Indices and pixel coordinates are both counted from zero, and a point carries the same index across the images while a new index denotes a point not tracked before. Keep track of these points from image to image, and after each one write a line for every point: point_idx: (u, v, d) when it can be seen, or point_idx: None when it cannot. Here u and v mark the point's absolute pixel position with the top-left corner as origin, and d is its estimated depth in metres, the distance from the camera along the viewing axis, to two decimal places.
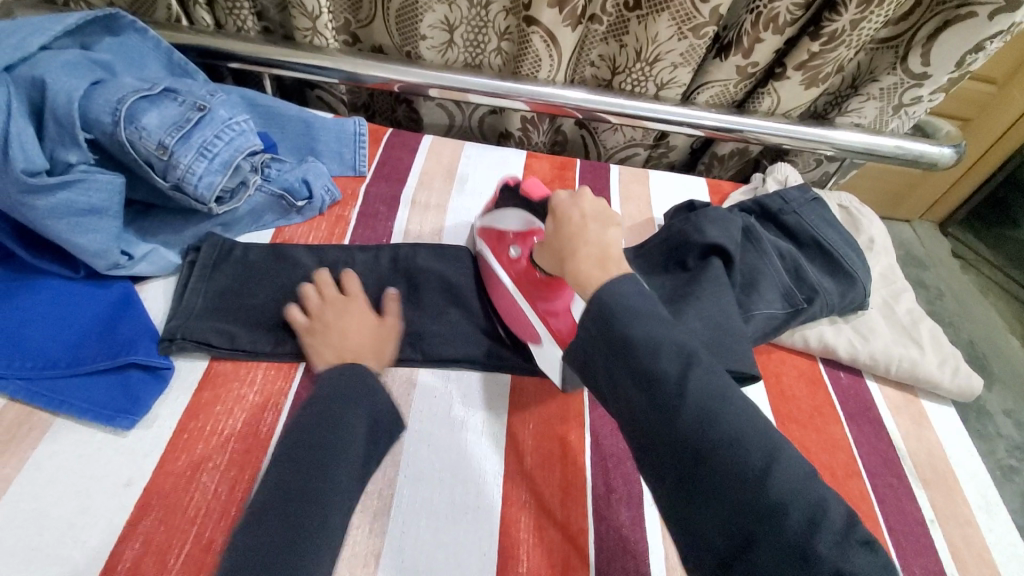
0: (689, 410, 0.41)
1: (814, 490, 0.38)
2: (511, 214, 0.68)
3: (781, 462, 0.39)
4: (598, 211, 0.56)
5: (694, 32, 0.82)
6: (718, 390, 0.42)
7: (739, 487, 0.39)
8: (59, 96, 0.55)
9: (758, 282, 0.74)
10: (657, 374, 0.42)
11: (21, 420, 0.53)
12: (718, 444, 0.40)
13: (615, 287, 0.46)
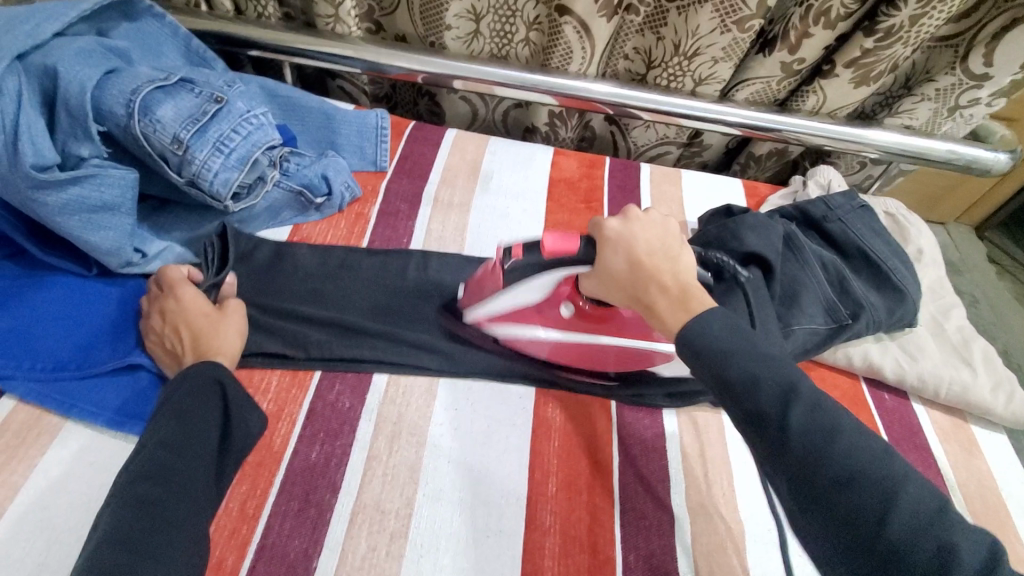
0: (799, 442, 0.37)
1: (948, 526, 0.34)
2: (532, 287, 0.54)
3: (909, 499, 0.35)
4: (658, 236, 0.48)
5: (739, 25, 0.77)
6: (801, 405, 0.38)
7: (845, 505, 0.35)
8: (72, 86, 0.52)
9: (799, 295, 0.70)
10: (756, 403, 0.39)
11: (29, 425, 0.51)
12: (836, 480, 0.36)
13: (702, 325, 0.42)
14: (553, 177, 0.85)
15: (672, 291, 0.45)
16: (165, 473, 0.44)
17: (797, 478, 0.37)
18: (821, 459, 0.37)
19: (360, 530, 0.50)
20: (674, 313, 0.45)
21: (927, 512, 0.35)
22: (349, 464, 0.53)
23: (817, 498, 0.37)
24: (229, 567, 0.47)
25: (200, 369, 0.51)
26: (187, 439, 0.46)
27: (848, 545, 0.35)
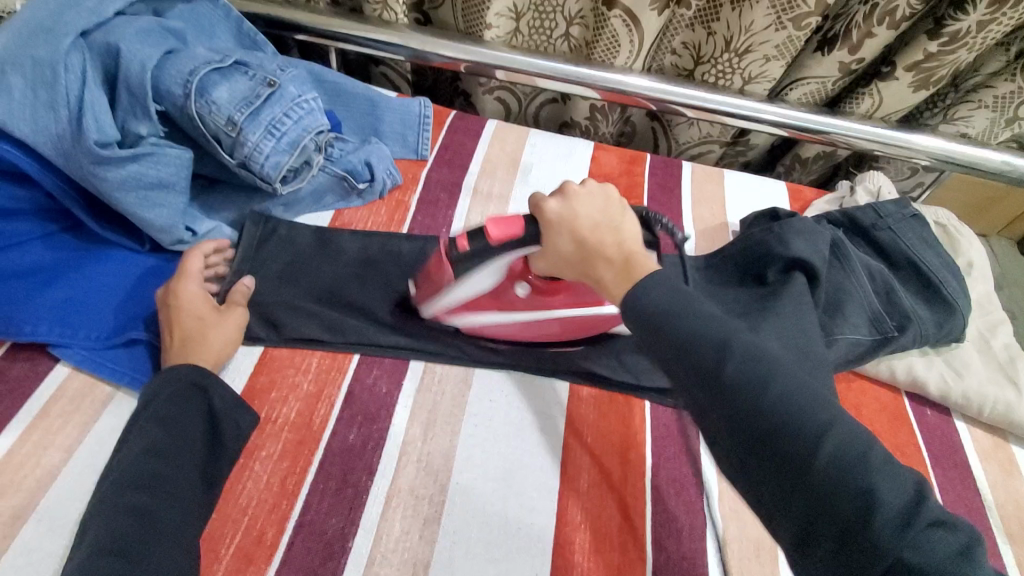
0: (735, 387, 0.38)
1: (874, 472, 0.34)
2: (480, 275, 0.54)
3: (837, 443, 0.35)
4: (600, 209, 0.48)
5: (795, 22, 0.75)
6: (735, 360, 0.38)
7: (781, 440, 0.36)
8: (133, 65, 0.54)
9: (843, 304, 0.69)
10: (691, 356, 0.39)
11: (84, 391, 0.53)
12: (767, 427, 0.36)
13: (642, 291, 0.42)
14: (593, 172, 0.84)
15: (616, 263, 0.45)
16: (156, 481, 0.44)
17: (730, 427, 0.37)
18: (758, 402, 0.37)
19: (395, 512, 0.50)
20: (620, 284, 0.45)
21: (863, 454, 0.35)
22: (386, 446, 0.54)
23: (751, 444, 0.37)
24: (269, 540, 0.48)
25: (183, 371, 0.51)
26: (175, 442, 0.47)
27: (780, 490, 0.36)
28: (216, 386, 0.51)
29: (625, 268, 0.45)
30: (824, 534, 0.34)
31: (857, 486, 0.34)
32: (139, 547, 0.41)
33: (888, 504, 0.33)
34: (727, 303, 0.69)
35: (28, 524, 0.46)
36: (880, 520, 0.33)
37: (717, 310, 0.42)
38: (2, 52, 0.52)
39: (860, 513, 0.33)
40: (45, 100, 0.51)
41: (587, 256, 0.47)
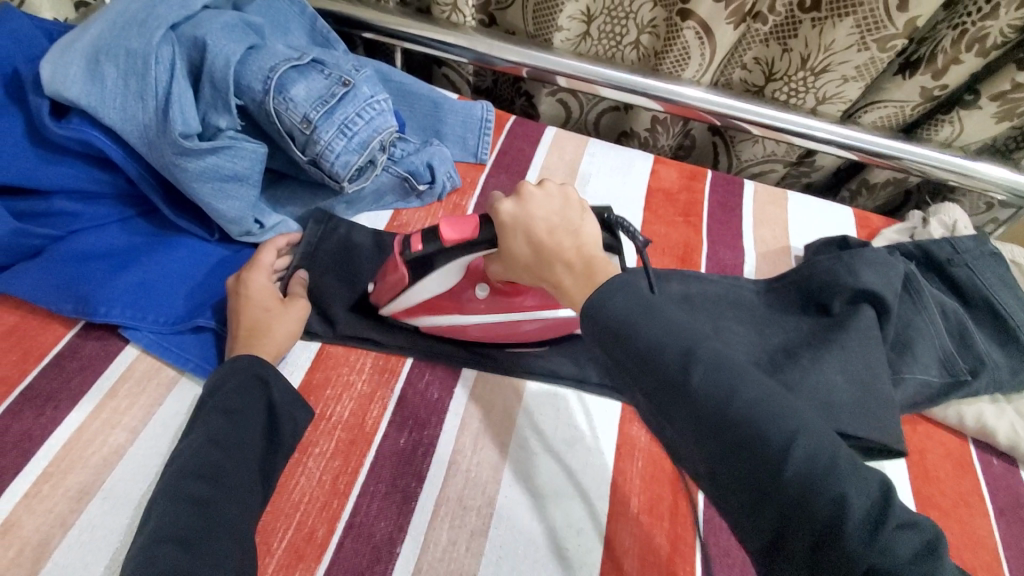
0: (698, 394, 0.36)
1: (843, 478, 0.33)
2: (440, 276, 0.55)
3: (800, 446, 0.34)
4: (556, 212, 0.46)
5: (879, 44, 0.72)
6: (699, 368, 0.36)
7: (749, 448, 0.35)
8: (217, 60, 0.55)
9: (913, 342, 0.66)
10: (656, 366, 0.37)
11: (151, 373, 0.55)
12: (735, 436, 0.35)
13: (603, 297, 0.40)
14: (652, 187, 0.82)
15: (577, 268, 0.44)
16: (217, 473, 0.44)
17: (698, 435, 0.36)
18: (724, 411, 0.35)
19: (442, 521, 0.50)
20: (580, 289, 0.43)
21: (826, 462, 0.34)
22: (435, 453, 0.54)
23: (723, 454, 0.35)
24: (320, 537, 0.48)
25: (248, 363, 0.51)
26: (236, 435, 0.47)
27: (747, 499, 0.35)
28: (275, 379, 0.52)
29: (587, 271, 0.43)
30: (796, 542, 0.33)
31: (824, 495, 0.33)
32: (196, 536, 0.41)
33: (857, 511, 0.32)
34: (787, 331, 0.66)
35: (94, 501, 0.47)
36: (852, 528, 0.32)
37: (680, 317, 0.40)
38: (97, 41, 0.54)
39: (833, 522, 0.32)
40: (135, 91, 0.53)
41: (544, 257, 0.45)
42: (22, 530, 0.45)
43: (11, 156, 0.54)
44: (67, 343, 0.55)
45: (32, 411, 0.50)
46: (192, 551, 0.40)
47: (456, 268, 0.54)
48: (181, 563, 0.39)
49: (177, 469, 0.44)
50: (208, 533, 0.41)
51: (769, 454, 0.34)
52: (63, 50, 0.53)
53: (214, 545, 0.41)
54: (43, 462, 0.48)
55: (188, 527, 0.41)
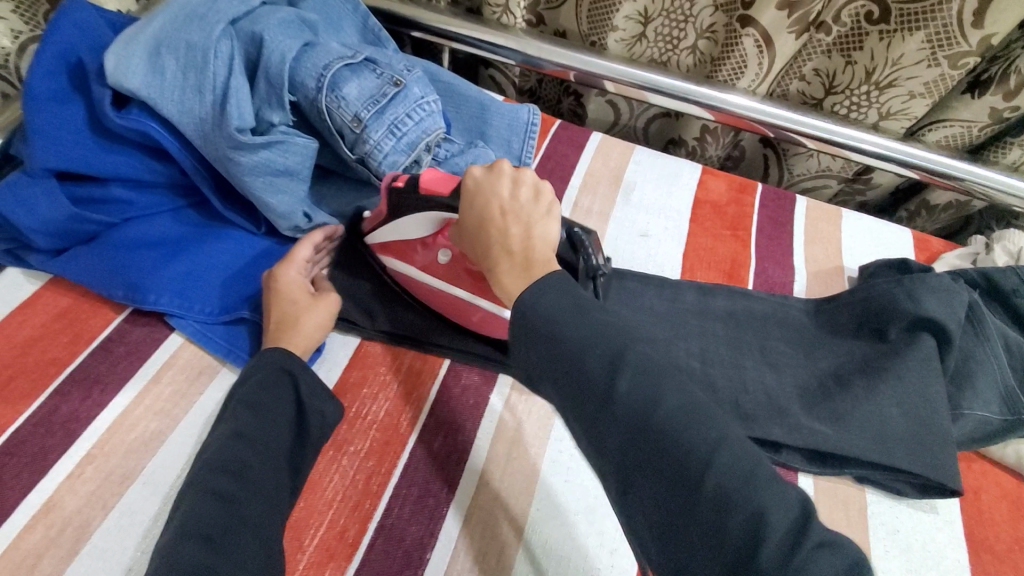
0: (620, 398, 0.34)
1: (759, 491, 0.31)
2: (411, 223, 0.55)
3: (707, 456, 0.32)
4: (518, 194, 0.45)
5: (951, 60, 0.69)
6: (626, 373, 0.35)
7: (668, 458, 0.32)
8: (274, 56, 0.55)
9: (974, 375, 0.62)
10: (581, 371, 0.36)
11: (194, 362, 0.55)
12: (654, 443, 0.33)
13: (537, 291, 0.39)
14: (699, 198, 0.80)
15: (516, 256, 0.42)
16: (244, 469, 0.43)
17: (620, 444, 0.34)
18: (645, 418, 0.33)
19: (473, 531, 0.49)
20: (517, 280, 0.41)
21: (745, 473, 0.32)
22: (468, 460, 0.53)
23: (640, 468, 0.33)
24: (350, 538, 0.48)
25: (275, 356, 0.51)
26: (264, 429, 0.46)
27: (663, 514, 0.32)
28: (302, 372, 0.51)
29: (524, 257, 0.42)
30: (703, 569, 0.30)
31: (743, 510, 0.30)
32: None
33: (775, 528, 0.29)
34: (837, 356, 0.62)
35: (133, 486, 0.48)
36: (767, 549, 0.29)
37: (610, 318, 0.39)
38: (160, 34, 0.55)
39: (748, 542, 0.29)
40: (194, 84, 0.54)
41: (486, 239, 0.44)
42: (63, 511, 0.46)
43: (73, 143, 0.55)
44: (115, 328, 0.56)
45: (79, 393, 0.51)
46: (219, 547, 0.38)
47: (426, 222, 0.54)
48: (206, 559, 0.37)
49: (206, 465, 0.42)
50: (233, 529, 0.39)
51: (688, 465, 0.32)
52: (127, 42, 0.55)
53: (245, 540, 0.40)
54: (87, 445, 0.49)
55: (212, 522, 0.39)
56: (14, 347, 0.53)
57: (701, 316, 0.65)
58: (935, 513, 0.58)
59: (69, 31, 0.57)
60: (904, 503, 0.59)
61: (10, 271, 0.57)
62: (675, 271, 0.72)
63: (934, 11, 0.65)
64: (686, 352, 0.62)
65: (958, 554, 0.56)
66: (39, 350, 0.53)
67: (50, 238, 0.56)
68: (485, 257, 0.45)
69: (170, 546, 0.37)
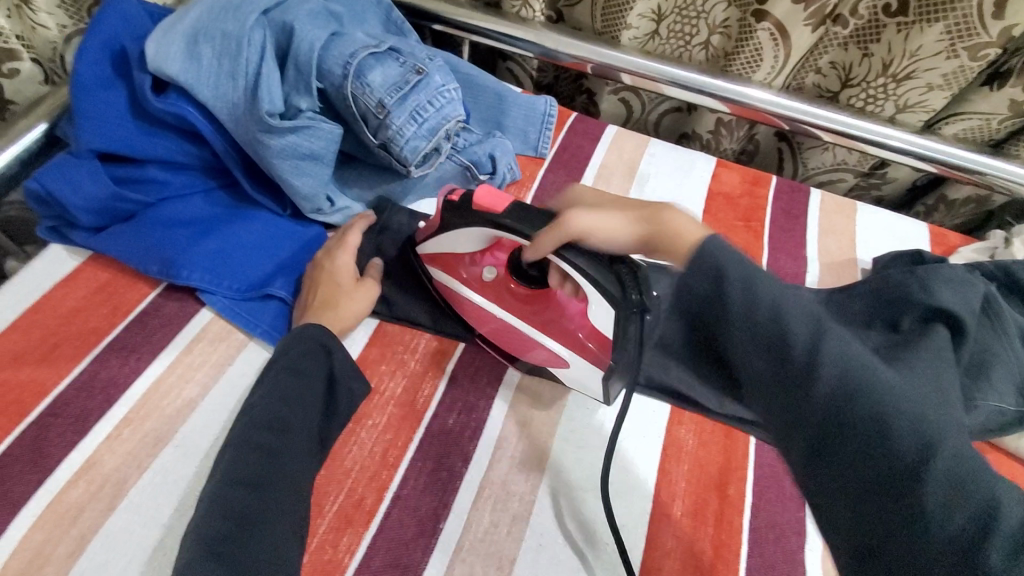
0: (827, 368, 0.35)
1: (973, 482, 0.32)
2: (465, 236, 0.55)
3: (887, 413, 0.34)
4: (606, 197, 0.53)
5: (970, 51, 0.69)
6: (832, 339, 0.35)
7: (872, 434, 0.34)
8: (303, 44, 0.58)
9: (989, 367, 0.61)
10: (782, 335, 0.36)
11: (222, 335, 0.58)
12: (860, 420, 0.34)
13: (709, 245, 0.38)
14: (712, 190, 0.81)
15: (647, 208, 0.46)
16: (285, 429, 0.47)
17: (821, 419, 0.35)
18: (851, 396, 0.34)
19: (486, 504, 0.51)
20: (648, 223, 0.44)
21: (965, 476, 0.32)
22: (482, 436, 0.55)
23: (838, 445, 0.34)
24: (367, 506, 0.50)
25: (312, 332, 0.53)
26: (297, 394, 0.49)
27: (862, 492, 0.34)
28: (337, 349, 0.53)
29: (650, 240, 0.44)
30: (898, 544, 0.32)
31: (954, 503, 0.32)
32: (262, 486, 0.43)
33: (1005, 526, 0.31)
34: (851, 343, 0.61)
35: (166, 448, 0.50)
36: (992, 546, 0.30)
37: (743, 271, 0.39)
38: (197, 23, 0.58)
39: (968, 541, 0.31)
40: (228, 71, 0.57)
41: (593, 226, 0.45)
42: (103, 468, 0.49)
43: (115, 126, 0.59)
44: (150, 303, 0.59)
45: (116, 360, 0.54)
46: (259, 493, 0.43)
47: (479, 237, 0.54)
48: (245, 504, 0.42)
49: (252, 423, 0.46)
50: (273, 479, 0.44)
51: (899, 450, 0.33)
52: (166, 30, 0.58)
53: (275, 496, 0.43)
54: (124, 410, 0.52)
55: (255, 472, 0.43)
56: (57, 318, 0.56)
57: None
58: None
59: (112, 21, 0.60)
60: None
61: (53, 246, 0.61)
62: None
63: (954, 3, 0.66)
64: None
65: None
66: (80, 321, 0.56)
67: (91, 216, 0.59)
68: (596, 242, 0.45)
69: (216, 491, 0.42)
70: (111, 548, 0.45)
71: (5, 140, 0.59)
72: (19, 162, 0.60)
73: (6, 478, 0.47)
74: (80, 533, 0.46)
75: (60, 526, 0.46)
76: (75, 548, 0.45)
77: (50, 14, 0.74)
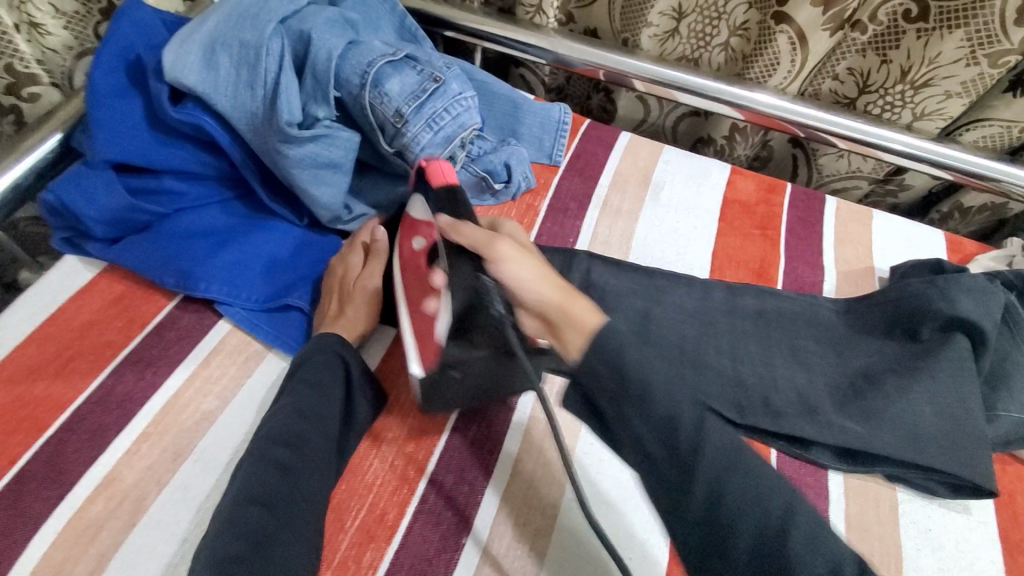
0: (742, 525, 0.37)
1: None
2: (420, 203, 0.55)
3: (750, 511, 0.37)
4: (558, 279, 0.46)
5: (991, 58, 0.68)
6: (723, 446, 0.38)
7: None
8: (320, 53, 0.58)
9: (1010, 376, 0.62)
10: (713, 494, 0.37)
11: (240, 347, 0.58)
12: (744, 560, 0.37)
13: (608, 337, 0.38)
14: (728, 198, 0.80)
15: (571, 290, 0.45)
16: (301, 442, 0.46)
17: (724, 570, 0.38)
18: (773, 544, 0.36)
19: (509, 519, 0.51)
20: (557, 296, 0.44)
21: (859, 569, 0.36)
22: (502, 450, 0.55)
23: None
24: (390, 521, 0.49)
25: (331, 342, 0.53)
26: (317, 405, 0.49)
27: None
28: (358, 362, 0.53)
29: (554, 330, 0.43)
30: None
31: None
32: (284, 504, 0.42)
33: None
34: (870, 354, 0.63)
35: (186, 463, 0.50)
36: None
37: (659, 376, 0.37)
38: (214, 32, 0.57)
39: None
40: (247, 81, 0.57)
41: (482, 238, 0.46)
42: (122, 484, 0.48)
43: (131, 136, 0.58)
44: (167, 314, 0.58)
45: (134, 374, 0.54)
46: (275, 513, 0.42)
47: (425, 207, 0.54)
48: (263, 523, 0.41)
49: (267, 438, 0.45)
50: (291, 499, 0.43)
51: None
52: (183, 40, 0.57)
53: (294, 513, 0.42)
54: (143, 423, 0.51)
55: (268, 489, 0.43)
56: (72, 331, 0.56)
57: (729, 314, 0.66)
58: (968, 514, 0.57)
59: (127, 31, 0.59)
60: (935, 503, 0.58)
61: (67, 258, 0.60)
62: (704, 269, 0.73)
63: (976, 9, 0.65)
64: (717, 350, 0.62)
65: (993, 556, 0.55)
66: (96, 334, 0.56)
67: (105, 227, 0.59)
68: (472, 261, 0.46)
69: (231, 513, 0.41)
70: (130, 566, 0.45)
71: (19, 152, 0.59)
72: (32, 173, 0.59)
73: (23, 495, 0.47)
74: (100, 551, 0.45)
75: (80, 543, 0.45)
76: (96, 566, 0.44)
77: (59, 35, 0.72)
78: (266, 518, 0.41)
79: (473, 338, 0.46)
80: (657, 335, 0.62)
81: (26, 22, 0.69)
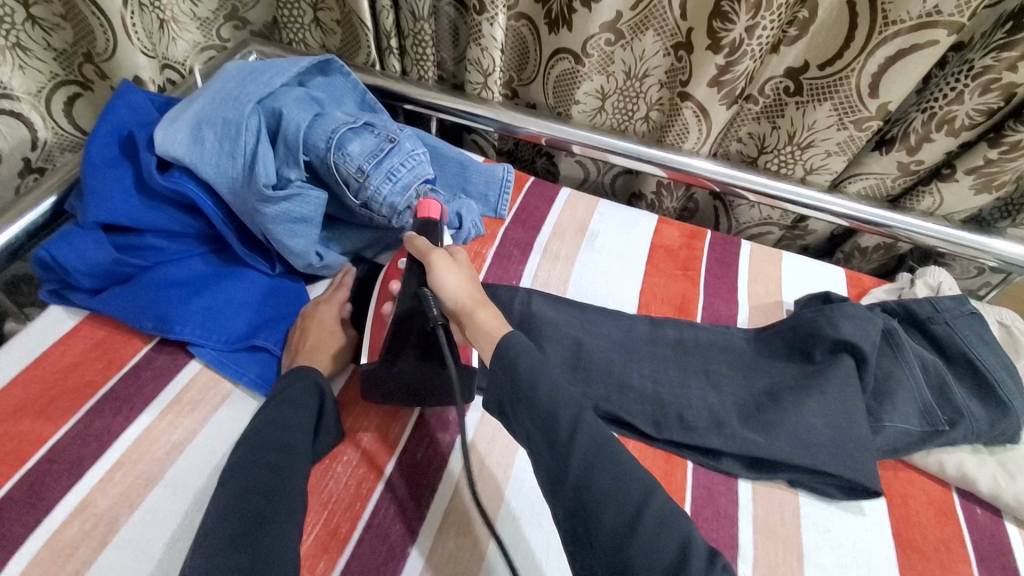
0: None
1: None
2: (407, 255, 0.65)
3: None
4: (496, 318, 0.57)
5: (856, 124, 0.82)
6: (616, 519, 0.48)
7: None
8: (291, 126, 0.68)
9: (893, 390, 0.71)
10: None
11: (210, 384, 0.64)
12: None
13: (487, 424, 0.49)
14: (655, 243, 0.91)
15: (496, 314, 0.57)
16: (290, 450, 0.53)
17: None
18: None
19: (448, 532, 0.57)
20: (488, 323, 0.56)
21: None
22: (445, 470, 0.62)
23: None
24: (341, 535, 0.55)
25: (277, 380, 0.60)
26: (296, 418, 0.56)
27: None
28: (326, 393, 0.61)
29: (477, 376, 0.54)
30: None
31: None
32: (271, 490, 0.49)
33: None
34: (773, 375, 0.72)
35: (157, 488, 0.55)
36: None
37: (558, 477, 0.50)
38: (201, 114, 0.68)
39: None
40: (228, 151, 0.66)
41: (425, 247, 0.60)
42: (98, 508, 0.53)
43: (120, 200, 0.66)
44: (143, 356, 0.65)
45: (111, 410, 0.60)
46: (269, 497, 0.48)
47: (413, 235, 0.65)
48: (262, 508, 0.47)
49: (254, 448, 0.52)
50: (282, 492, 0.49)
51: None
52: (173, 120, 0.67)
53: (280, 501, 0.48)
54: (118, 453, 0.57)
55: (260, 484, 0.49)
56: (55, 373, 0.61)
57: (652, 342, 0.75)
58: (862, 515, 0.64)
59: (123, 112, 0.70)
60: (833, 505, 0.65)
61: (53, 308, 0.67)
62: (632, 305, 0.82)
63: (836, 86, 0.79)
64: (640, 373, 0.71)
65: (887, 552, 0.62)
66: (77, 374, 0.62)
67: (91, 279, 0.65)
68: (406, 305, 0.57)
69: (232, 501, 0.47)
70: None
71: (15, 213, 0.66)
72: (25, 233, 0.67)
73: (6, 519, 0.51)
74: (75, 568, 0.50)
75: (56, 563, 0.50)
76: None
77: (47, 63, 0.90)
78: (261, 505, 0.47)
79: (405, 343, 0.58)
80: (589, 362, 0.72)
81: (14, 44, 0.85)
